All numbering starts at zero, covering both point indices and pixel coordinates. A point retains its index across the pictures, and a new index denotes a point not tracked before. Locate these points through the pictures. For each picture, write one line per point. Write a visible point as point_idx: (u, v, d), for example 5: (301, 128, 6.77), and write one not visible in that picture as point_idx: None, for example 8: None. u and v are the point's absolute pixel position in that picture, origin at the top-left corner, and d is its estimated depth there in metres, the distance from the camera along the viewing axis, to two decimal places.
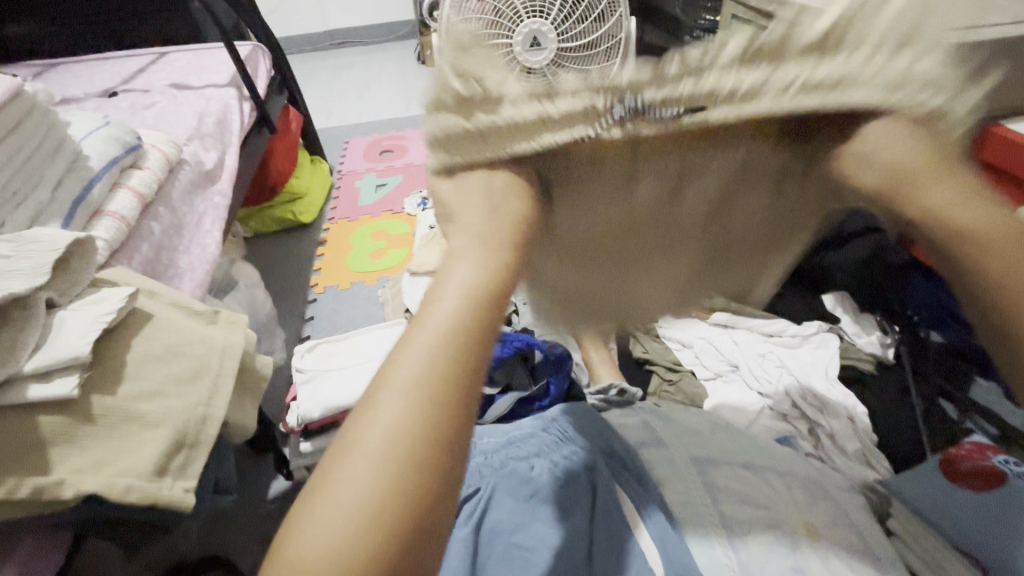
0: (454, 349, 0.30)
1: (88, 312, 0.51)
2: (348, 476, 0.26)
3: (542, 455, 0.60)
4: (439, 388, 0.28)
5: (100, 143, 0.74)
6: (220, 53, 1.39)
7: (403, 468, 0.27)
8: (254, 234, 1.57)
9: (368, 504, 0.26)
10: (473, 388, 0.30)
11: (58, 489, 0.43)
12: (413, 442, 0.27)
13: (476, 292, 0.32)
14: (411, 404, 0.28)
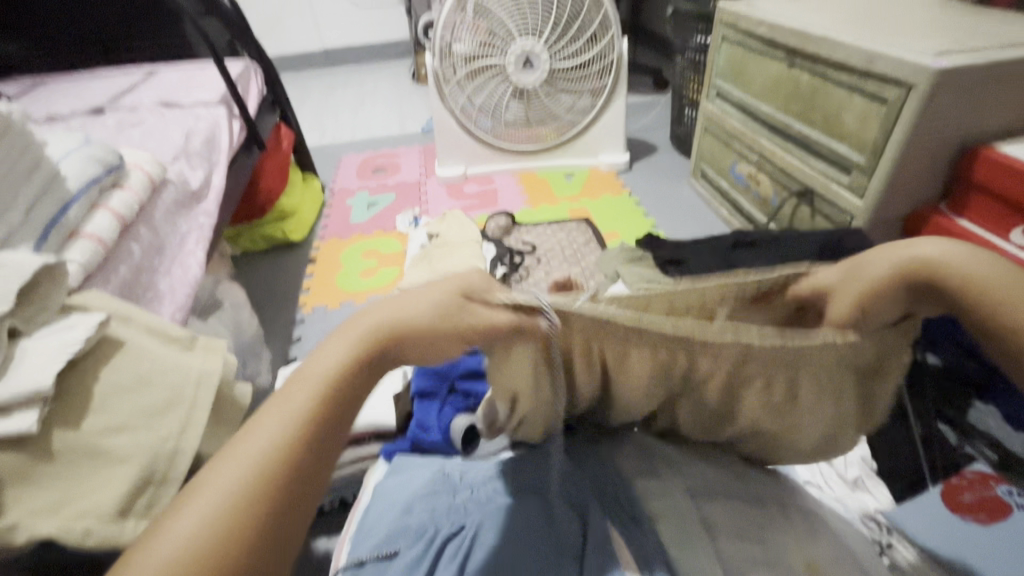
0: (298, 422, 0.35)
1: (54, 341, 0.49)
2: (174, 526, 0.30)
3: (532, 489, 0.56)
4: (295, 433, 0.35)
5: (80, 163, 0.72)
6: (211, 71, 1.39)
7: (225, 520, 0.31)
8: (242, 253, 1.55)
9: (196, 535, 0.30)
10: (309, 453, 0.35)
11: (10, 534, 0.40)
12: (261, 476, 0.33)
13: (364, 358, 0.39)
14: (271, 448, 0.34)
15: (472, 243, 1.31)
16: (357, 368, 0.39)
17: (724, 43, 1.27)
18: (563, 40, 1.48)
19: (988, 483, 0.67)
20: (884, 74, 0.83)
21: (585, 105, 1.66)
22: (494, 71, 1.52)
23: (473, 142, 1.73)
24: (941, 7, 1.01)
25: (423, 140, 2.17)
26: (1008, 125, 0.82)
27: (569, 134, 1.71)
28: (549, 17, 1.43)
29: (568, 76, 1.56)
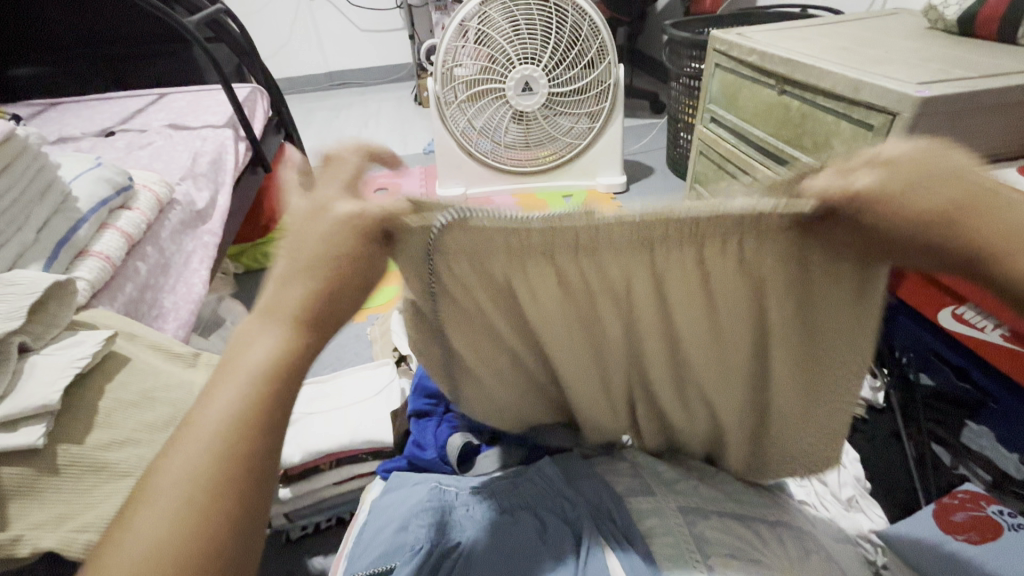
0: (255, 388, 0.33)
1: (62, 357, 0.50)
2: (151, 504, 0.30)
3: (526, 506, 0.57)
4: (243, 409, 0.32)
5: (90, 184, 0.75)
6: (220, 95, 1.43)
7: (202, 493, 0.30)
8: (244, 270, 1.57)
9: (175, 516, 0.29)
10: (275, 415, 0.33)
11: (13, 546, 0.41)
12: (219, 459, 0.31)
13: (300, 316, 0.35)
14: (217, 428, 0.31)
15: None
16: (290, 327, 0.35)
17: (717, 70, 1.31)
18: (562, 66, 1.52)
19: (979, 503, 0.67)
20: (870, 102, 0.86)
21: (582, 128, 1.70)
22: (494, 95, 1.56)
23: (474, 163, 1.77)
24: (925, 37, 1.04)
25: (425, 161, 2.21)
26: (992, 150, 0.85)
27: (567, 156, 1.75)
28: (548, 44, 1.47)
29: (566, 100, 1.61)
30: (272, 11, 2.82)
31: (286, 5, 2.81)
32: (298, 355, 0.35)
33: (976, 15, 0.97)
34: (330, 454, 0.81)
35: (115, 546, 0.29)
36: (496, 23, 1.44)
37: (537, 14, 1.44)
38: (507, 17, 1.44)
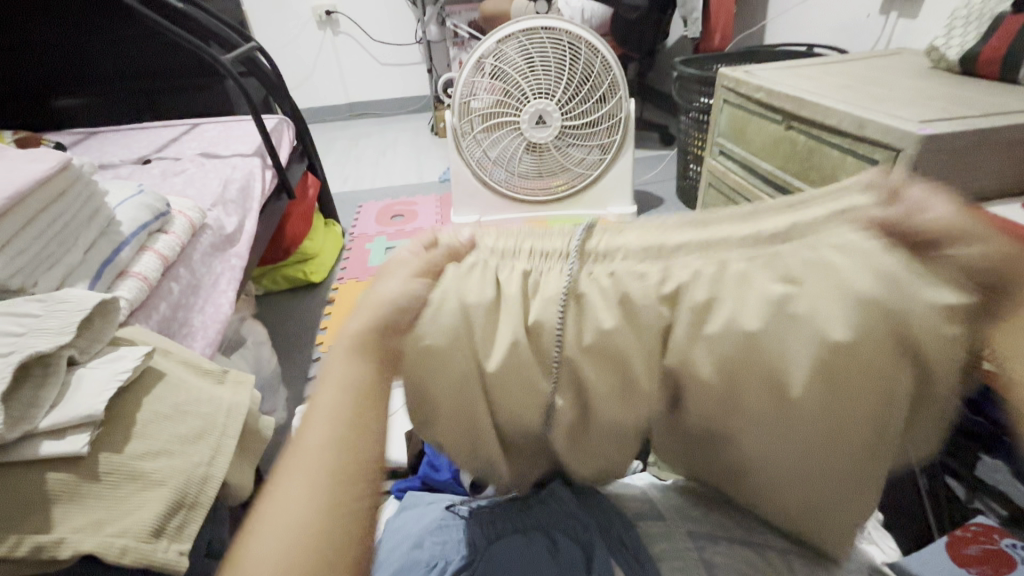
0: (351, 392, 0.38)
1: (105, 370, 0.54)
2: (285, 494, 0.34)
3: (539, 526, 0.58)
4: (349, 396, 0.38)
5: (133, 209, 0.80)
6: (249, 125, 1.51)
7: (325, 485, 0.35)
8: (264, 291, 1.62)
9: (308, 504, 0.34)
10: (370, 410, 0.38)
11: (56, 548, 0.43)
12: (337, 433, 0.36)
13: (361, 333, 0.40)
14: (331, 413, 0.37)
15: None
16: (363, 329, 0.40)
17: (725, 105, 1.36)
18: (575, 100, 1.58)
19: (993, 536, 0.67)
20: (874, 138, 0.89)
21: (594, 159, 1.75)
22: (509, 126, 1.63)
23: (489, 192, 1.82)
24: (928, 77, 1.08)
25: (440, 189, 2.28)
26: (994, 187, 0.87)
27: (579, 187, 1.80)
28: (561, 79, 1.53)
29: (578, 133, 1.66)
30: (298, 46, 2.96)
31: (311, 41, 2.95)
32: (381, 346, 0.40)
33: (977, 56, 1.01)
34: None
35: (255, 535, 0.34)
36: (511, 59, 1.51)
37: (551, 50, 1.51)
38: (522, 53, 1.51)
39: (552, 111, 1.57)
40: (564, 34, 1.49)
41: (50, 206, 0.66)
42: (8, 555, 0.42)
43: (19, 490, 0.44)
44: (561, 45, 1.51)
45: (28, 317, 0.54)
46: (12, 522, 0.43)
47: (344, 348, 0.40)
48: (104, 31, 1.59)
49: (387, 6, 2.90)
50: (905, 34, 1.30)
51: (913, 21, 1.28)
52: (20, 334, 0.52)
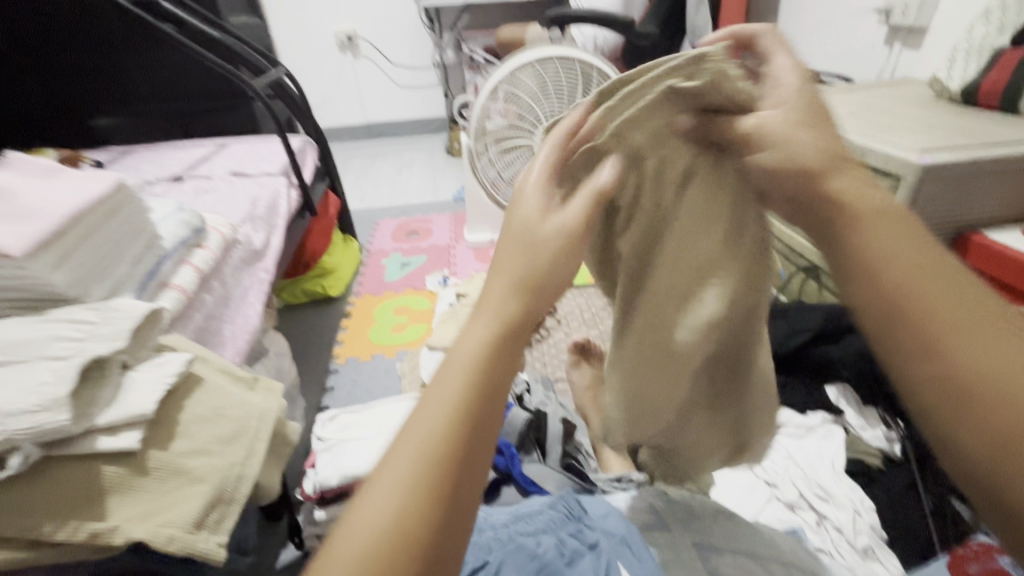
0: (476, 376, 0.37)
1: (154, 373, 0.58)
2: (394, 466, 0.34)
3: (548, 532, 0.61)
4: (446, 422, 0.35)
5: (174, 226, 0.86)
6: (275, 145, 1.58)
7: (432, 466, 0.34)
8: (284, 304, 1.68)
9: (413, 485, 0.33)
10: (490, 401, 0.37)
11: (111, 534, 0.47)
12: (426, 465, 0.34)
13: (503, 316, 0.39)
14: (426, 443, 0.34)
15: None
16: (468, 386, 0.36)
17: None
18: None
19: (992, 554, 0.69)
20: (875, 167, 0.93)
21: None
22: (523, 149, 1.69)
23: (502, 212, 1.89)
24: (930, 107, 1.12)
25: (453, 207, 2.35)
26: (992, 215, 0.90)
27: None
28: (574, 104, 1.59)
29: None
30: (319, 68, 3.07)
31: (332, 64, 3.06)
32: (499, 354, 0.38)
33: (977, 88, 1.04)
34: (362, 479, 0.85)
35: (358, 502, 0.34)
36: (526, 84, 1.58)
37: (564, 77, 1.57)
38: (535, 79, 1.58)
39: None
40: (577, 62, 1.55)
41: (103, 222, 0.72)
42: (69, 539, 0.46)
43: (79, 480, 0.49)
44: (574, 73, 1.57)
45: (86, 324, 0.59)
46: (72, 509, 0.47)
47: (479, 322, 0.39)
48: (143, 56, 1.68)
49: (406, 31, 3.02)
50: (908, 65, 1.35)
51: (917, 52, 1.32)
52: (79, 339, 0.57)
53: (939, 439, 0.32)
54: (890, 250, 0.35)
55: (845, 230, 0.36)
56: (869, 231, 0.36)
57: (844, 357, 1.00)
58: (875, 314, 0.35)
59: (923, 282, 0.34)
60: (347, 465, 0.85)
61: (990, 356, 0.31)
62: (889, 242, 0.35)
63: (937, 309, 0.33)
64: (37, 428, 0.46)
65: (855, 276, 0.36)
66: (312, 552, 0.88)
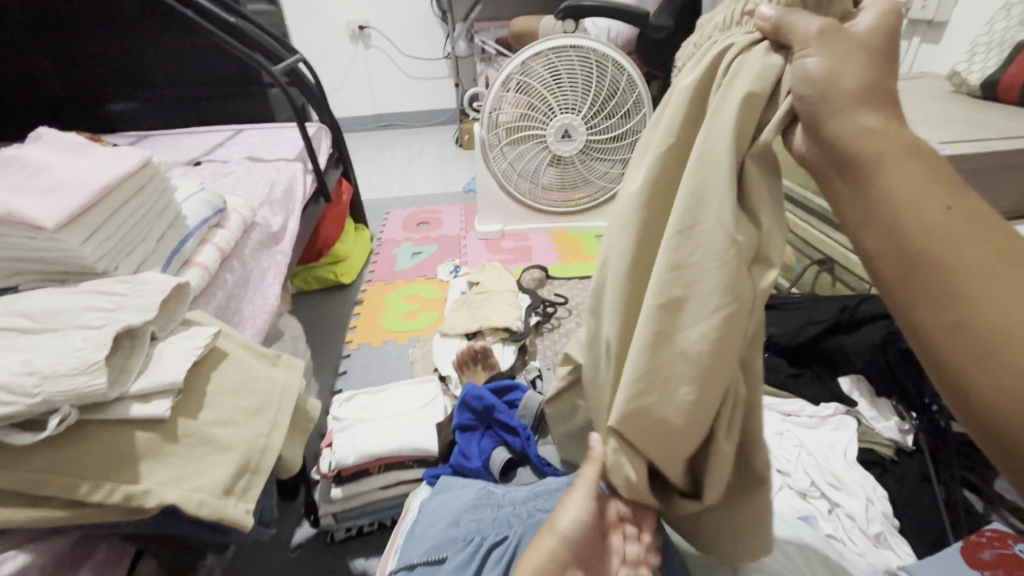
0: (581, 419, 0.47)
1: (182, 345, 0.59)
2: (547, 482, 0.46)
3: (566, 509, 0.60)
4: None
5: (196, 205, 0.87)
6: (290, 132, 1.59)
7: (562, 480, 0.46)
8: (296, 291, 1.69)
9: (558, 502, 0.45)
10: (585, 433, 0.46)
11: (143, 498, 0.48)
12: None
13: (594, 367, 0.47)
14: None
15: (508, 293, 1.42)
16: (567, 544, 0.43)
17: None
18: (599, 116, 1.64)
19: (1006, 541, 0.70)
20: None
21: (617, 173, 1.79)
22: (535, 140, 1.69)
23: (513, 203, 1.90)
24: (948, 100, 1.11)
25: (464, 199, 2.35)
26: (1009, 209, 0.90)
27: (601, 199, 1.86)
28: (587, 95, 1.59)
29: (602, 148, 1.70)
30: (330, 59, 3.07)
31: (343, 54, 3.06)
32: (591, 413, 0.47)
33: (998, 82, 1.04)
34: (378, 458, 0.86)
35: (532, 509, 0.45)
36: (539, 74, 1.57)
37: (578, 67, 1.57)
38: (549, 69, 1.57)
39: (578, 125, 1.62)
40: (591, 52, 1.54)
41: (131, 200, 0.73)
42: (104, 501, 0.47)
43: (113, 445, 0.50)
44: (588, 62, 1.57)
45: (116, 296, 0.60)
46: (106, 472, 0.48)
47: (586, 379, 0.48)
48: (159, 41, 1.69)
49: (418, 22, 3.02)
50: (926, 59, 1.34)
51: (935, 46, 1.31)
52: (110, 309, 0.58)
53: (956, 394, 0.30)
54: (926, 204, 0.31)
55: (877, 173, 0.32)
56: (891, 172, 0.32)
57: (857, 349, 0.99)
58: (893, 263, 0.32)
59: (947, 228, 0.30)
60: (364, 444, 0.87)
61: (1014, 293, 0.28)
62: (911, 188, 0.31)
63: (964, 251, 0.29)
64: (75, 391, 0.47)
65: (875, 228, 0.32)
66: (327, 529, 0.89)
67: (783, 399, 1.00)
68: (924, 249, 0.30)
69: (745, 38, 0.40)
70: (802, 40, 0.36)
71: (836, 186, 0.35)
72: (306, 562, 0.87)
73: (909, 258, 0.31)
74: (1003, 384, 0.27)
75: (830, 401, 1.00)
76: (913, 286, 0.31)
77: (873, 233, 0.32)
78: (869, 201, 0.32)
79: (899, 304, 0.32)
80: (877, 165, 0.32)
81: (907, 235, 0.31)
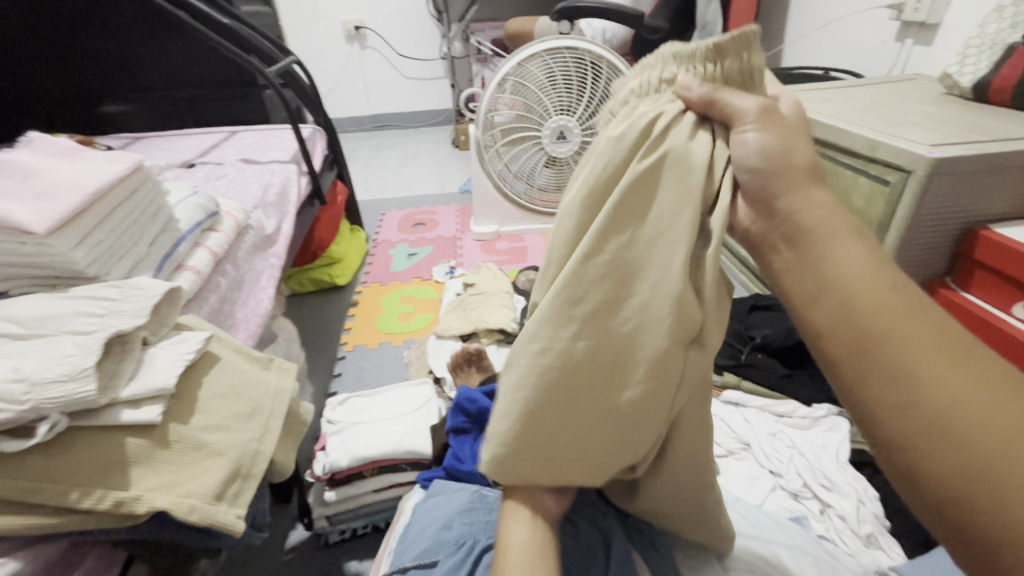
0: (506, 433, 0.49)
1: (174, 350, 0.59)
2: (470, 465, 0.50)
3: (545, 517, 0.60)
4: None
5: (189, 209, 0.87)
6: (285, 134, 1.59)
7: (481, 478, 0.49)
8: (291, 292, 1.69)
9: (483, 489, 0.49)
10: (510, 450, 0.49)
11: (134, 504, 0.48)
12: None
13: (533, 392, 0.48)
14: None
15: (504, 294, 1.42)
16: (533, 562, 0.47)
17: None
18: (595, 117, 1.64)
19: None
20: (884, 160, 0.93)
21: None
22: (530, 141, 1.69)
23: (508, 203, 1.90)
24: (940, 101, 1.12)
25: (460, 199, 2.35)
26: (1000, 211, 0.91)
27: None
28: (582, 97, 1.60)
29: None
30: (326, 59, 3.07)
31: (339, 54, 3.06)
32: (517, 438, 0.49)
33: (989, 84, 1.04)
34: (372, 461, 0.86)
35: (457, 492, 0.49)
36: (534, 76, 1.58)
37: (573, 68, 1.57)
38: (545, 71, 1.58)
39: (573, 126, 1.62)
40: (586, 53, 1.54)
41: (123, 204, 0.73)
42: (95, 507, 0.47)
43: (103, 451, 0.50)
44: (583, 64, 1.57)
45: (107, 301, 0.60)
46: (97, 478, 0.48)
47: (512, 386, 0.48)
48: (152, 42, 1.68)
49: (414, 22, 3.02)
50: (918, 60, 1.34)
51: (927, 48, 1.32)
52: (101, 315, 0.58)
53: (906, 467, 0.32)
54: (866, 282, 0.35)
55: (827, 252, 0.37)
56: (838, 253, 0.37)
57: None
58: (845, 338, 0.35)
59: (894, 307, 0.34)
60: (358, 447, 0.87)
61: (955, 373, 0.31)
62: (853, 269, 0.36)
63: (909, 329, 0.33)
64: (65, 397, 0.47)
65: (824, 302, 0.36)
66: (322, 532, 0.89)
67: (776, 400, 1.01)
68: (869, 324, 0.34)
69: (674, 106, 0.44)
70: (743, 116, 0.41)
71: (785, 260, 0.39)
72: (300, 565, 0.87)
73: (853, 333, 0.35)
74: (947, 455, 0.30)
75: (823, 402, 1.00)
76: (860, 358, 0.34)
77: (822, 307, 0.36)
78: (818, 277, 0.37)
79: (847, 377, 0.35)
80: (825, 246, 0.37)
81: (852, 310, 0.35)
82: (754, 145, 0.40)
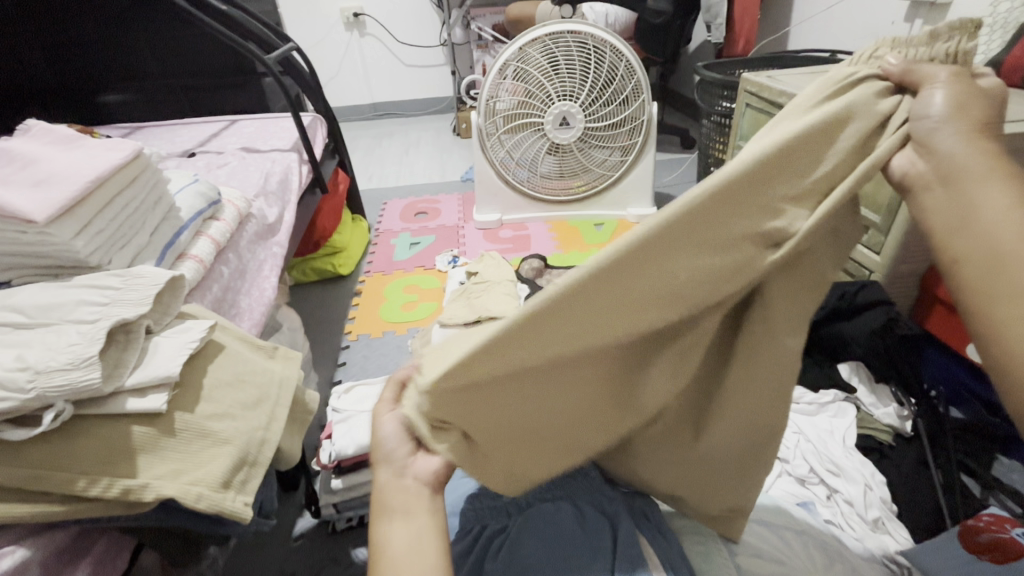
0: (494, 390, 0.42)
1: (177, 339, 0.59)
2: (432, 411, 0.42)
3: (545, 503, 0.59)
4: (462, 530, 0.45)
5: (190, 197, 0.86)
6: (285, 122, 1.57)
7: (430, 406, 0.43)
8: (294, 282, 1.69)
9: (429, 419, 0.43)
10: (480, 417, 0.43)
11: (141, 491, 0.48)
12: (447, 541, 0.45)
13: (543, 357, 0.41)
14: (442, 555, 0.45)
15: (507, 283, 1.41)
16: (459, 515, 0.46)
17: (748, 108, 1.48)
18: (598, 103, 1.63)
19: (1003, 526, 0.70)
20: None
21: (615, 161, 1.80)
22: (533, 128, 1.68)
23: (511, 192, 1.88)
24: None
25: (462, 188, 2.34)
26: None
27: (600, 186, 1.85)
28: (585, 82, 1.58)
29: (600, 135, 1.70)
30: (324, 46, 3.03)
31: (338, 42, 3.02)
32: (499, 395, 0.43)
33: (1000, 65, 1.03)
34: None
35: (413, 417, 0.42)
36: (536, 61, 1.55)
37: (575, 53, 1.55)
38: (547, 56, 1.55)
39: (575, 112, 1.61)
40: (589, 37, 1.52)
41: (123, 192, 0.72)
42: (102, 495, 0.47)
43: (109, 439, 0.49)
44: (586, 48, 1.55)
45: (110, 290, 0.59)
46: (103, 466, 0.48)
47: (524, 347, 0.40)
48: (150, 31, 1.67)
49: (413, 8, 2.97)
50: None
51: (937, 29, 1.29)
52: (104, 304, 0.57)
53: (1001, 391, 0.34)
54: (1008, 221, 0.33)
55: (977, 186, 0.34)
56: (988, 189, 0.34)
57: (856, 336, 0.98)
58: (977, 269, 0.34)
59: None
60: (364, 435, 0.87)
61: None
62: (1000, 204, 0.34)
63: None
64: (69, 386, 0.46)
65: (962, 237, 0.35)
66: (329, 520, 0.89)
67: None
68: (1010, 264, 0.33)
69: (869, 71, 0.39)
70: (933, 78, 0.37)
71: (931, 196, 0.36)
72: (308, 552, 0.87)
73: (986, 268, 0.34)
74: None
75: (830, 389, 1.00)
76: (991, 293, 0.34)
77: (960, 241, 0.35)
78: (956, 214, 0.35)
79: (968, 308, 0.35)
80: (976, 180, 0.34)
81: (989, 254, 0.34)
82: (941, 102, 0.36)
